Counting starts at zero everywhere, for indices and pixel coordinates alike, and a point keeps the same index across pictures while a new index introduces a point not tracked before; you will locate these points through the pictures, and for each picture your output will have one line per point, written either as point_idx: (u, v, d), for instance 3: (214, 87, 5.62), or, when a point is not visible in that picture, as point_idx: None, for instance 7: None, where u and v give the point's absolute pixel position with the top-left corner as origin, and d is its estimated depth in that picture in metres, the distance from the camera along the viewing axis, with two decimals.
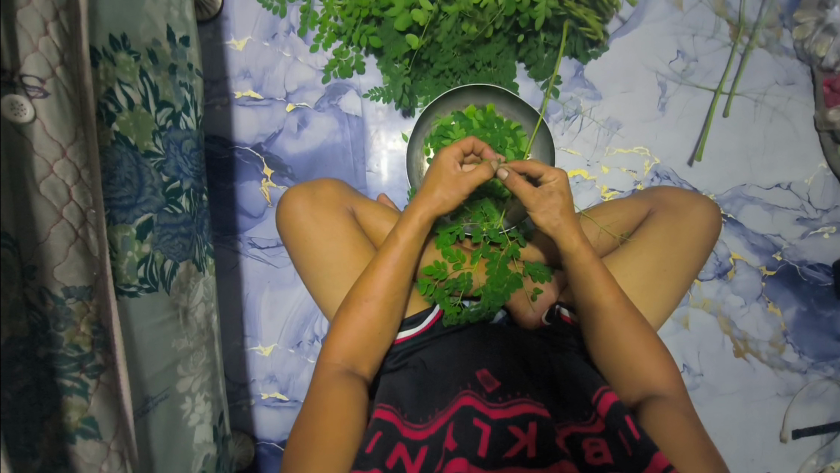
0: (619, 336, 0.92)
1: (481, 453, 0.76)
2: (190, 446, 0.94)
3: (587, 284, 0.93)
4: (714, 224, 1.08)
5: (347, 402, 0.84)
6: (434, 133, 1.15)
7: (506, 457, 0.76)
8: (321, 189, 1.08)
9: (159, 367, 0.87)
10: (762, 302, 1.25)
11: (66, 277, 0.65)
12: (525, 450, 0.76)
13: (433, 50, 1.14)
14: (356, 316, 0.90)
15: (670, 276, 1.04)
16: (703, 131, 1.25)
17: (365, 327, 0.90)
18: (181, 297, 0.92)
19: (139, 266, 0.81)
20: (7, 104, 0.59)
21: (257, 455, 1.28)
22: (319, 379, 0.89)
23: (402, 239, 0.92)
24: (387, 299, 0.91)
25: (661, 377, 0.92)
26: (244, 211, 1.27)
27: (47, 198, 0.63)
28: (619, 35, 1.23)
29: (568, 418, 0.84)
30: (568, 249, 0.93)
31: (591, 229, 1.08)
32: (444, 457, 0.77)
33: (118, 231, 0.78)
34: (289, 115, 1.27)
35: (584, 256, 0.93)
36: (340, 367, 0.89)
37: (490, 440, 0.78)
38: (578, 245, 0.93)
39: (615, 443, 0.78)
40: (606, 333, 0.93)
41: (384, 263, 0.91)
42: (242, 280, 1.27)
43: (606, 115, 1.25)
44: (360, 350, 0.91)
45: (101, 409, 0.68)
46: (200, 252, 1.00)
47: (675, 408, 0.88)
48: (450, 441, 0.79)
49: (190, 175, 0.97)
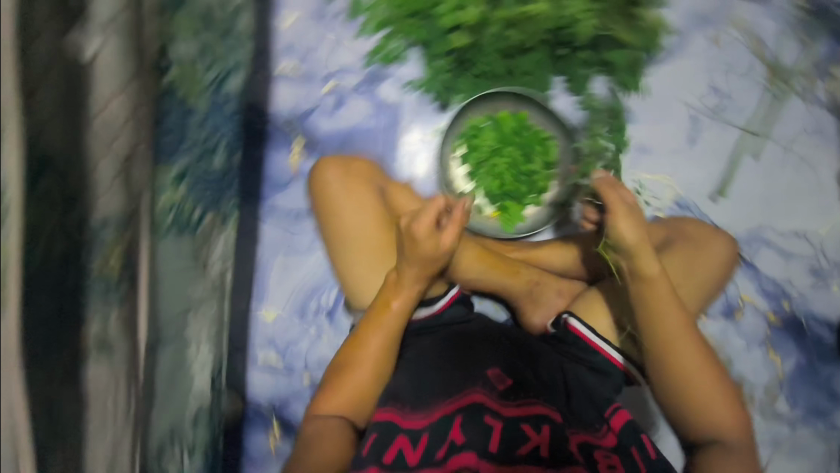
0: (675, 354, 1.00)
1: (489, 448, 0.90)
2: (190, 392, 0.96)
3: (652, 287, 0.99)
4: (727, 263, 1.15)
5: (338, 452, 0.96)
6: (464, 133, 1.25)
7: (518, 455, 0.89)
8: (353, 164, 1.21)
9: (174, 311, 0.90)
10: (764, 348, 1.26)
11: (105, 204, 0.68)
12: (537, 449, 0.90)
13: (475, 51, 1.18)
14: (355, 372, 1.02)
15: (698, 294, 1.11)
16: (727, 169, 1.27)
17: (362, 388, 1.01)
18: (201, 248, 0.96)
19: (170, 210, 0.85)
20: (77, 36, 0.64)
21: (243, 416, 1.31)
22: (311, 429, 1.03)
23: (392, 308, 1.04)
24: (383, 357, 1.02)
25: (717, 403, 1.02)
26: (269, 180, 1.31)
27: (102, 128, 0.67)
28: (659, 62, 1.25)
29: (577, 422, 0.95)
30: (642, 269, 0.98)
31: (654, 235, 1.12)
32: (452, 449, 0.90)
33: (160, 173, 0.82)
34: (327, 94, 1.31)
35: (647, 266, 0.98)
36: (338, 420, 1.01)
37: (501, 435, 0.91)
38: (648, 257, 0.98)
39: (622, 452, 0.93)
40: (658, 342, 1.00)
41: (370, 333, 1.03)
42: (258, 245, 1.31)
43: (636, 139, 1.26)
44: (355, 405, 1.01)
45: (116, 333, 0.71)
46: (228, 207, 1.07)
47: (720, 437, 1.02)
48: (457, 434, 0.92)
49: (229, 134, 1.05)
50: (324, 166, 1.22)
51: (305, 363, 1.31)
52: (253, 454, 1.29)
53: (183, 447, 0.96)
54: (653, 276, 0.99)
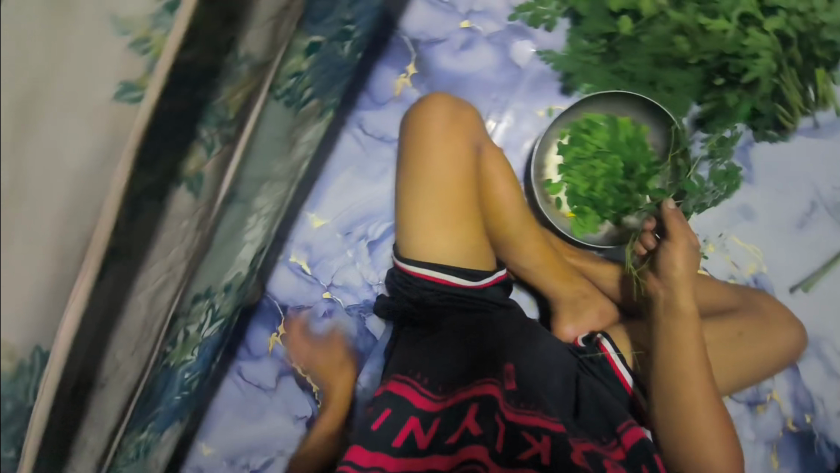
0: (687, 391, 0.95)
1: (498, 448, 0.90)
2: (234, 257, 0.96)
3: (680, 330, 0.98)
4: (793, 346, 1.12)
5: (327, 446, 1.21)
6: (578, 125, 1.18)
7: (520, 458, 0.88)
8: (463, 113, 1.12)
9: (255, 175, 0.88)
10: (768, 449, 1.21)
11: (251, 43, 0.65)
12: (539, 456, 0.88)
13: (631, 46, 1.11)
14: (336, 384, 1.27)
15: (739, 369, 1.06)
16: (820, 267, 1.19)
17: (328, 429, 1.23)
18: (298, 127, 0.93)
19: (293, 76, 0.82)
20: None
21: (257, 304, 1.31)
22: (305, 445, 1.24)
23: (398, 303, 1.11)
24: (345, 401, 1.25)
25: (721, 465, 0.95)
26: (370, 93, 1.27)
27: None
28: (804, 134, 1.18)
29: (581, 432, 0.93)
30: (679, 303, 1.00)
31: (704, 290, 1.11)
32: (463, 437, 0.93)
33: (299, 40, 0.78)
34: (460, 31, 1.25)
35: (684, 307, 0.99)
36: (323, 432, 1.23)
37: (511, 438, 0.91)
38: (686, 296, 1.00)
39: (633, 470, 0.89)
40: (676, 385, 0.96)
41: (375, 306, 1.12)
42: (333, 151, 1.28)
43: (743, 200, 1.20)
44: (340, 409, 1.25)
45: (209, 171, 0.70)
46: (329, 101, 1.02)
47: None
48: (470, 425, 0.93)
49: (362, 28, 1.03)
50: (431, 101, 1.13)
51: (331, 280, 1.32)
52: (252, 344, 1.31)
53: (207, 308, 0.95)
54: (688, 315, 0.99)
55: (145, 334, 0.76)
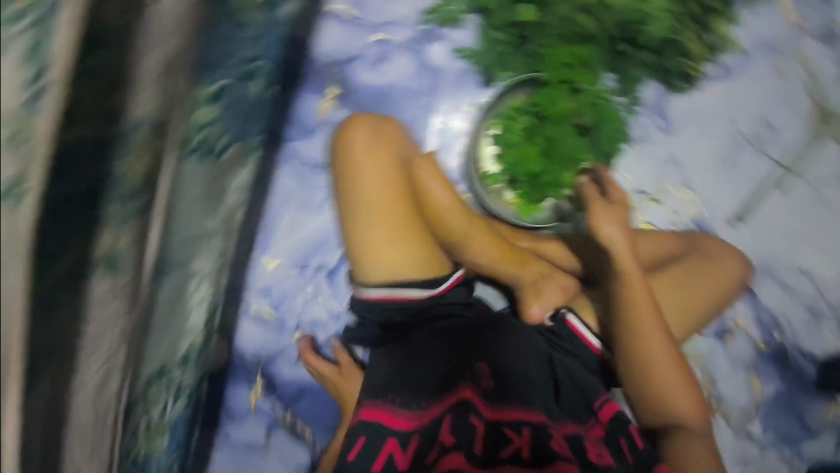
0: (647, 347, 0.99)
1: (479, 449, 0.90)
2: (184, 325, 0.90)
3: (631, 293, 0.99)
4: (735, 275, 1.18)
5: None
6: (504, 113, 1.21)
7: (502, 456, 0.88)
8: (386, 125, 1.12)
9: (187, 235, 0.83)
10: (748, 372, 1.27)
11: (142, 104, 0.63)
12: (521, 452, 0.89)
13: (537, 29, 1.12)
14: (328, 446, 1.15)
15: (692, 315, 1.12)
16: (753, 200, 1.26)
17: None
18: (223, 177, 0.89)
19: (202, 127, 0.78)
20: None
21: (228, 362, 1.25)
22: None
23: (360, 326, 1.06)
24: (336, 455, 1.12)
25: (689, 412, 1.01)
26: (298, 123, 1.24)
27: (161, 16, 0.63)
28: (714, 80, 1.25)
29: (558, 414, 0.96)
30: (624, 267, 1.01)
31: (645, 246, 1.16)
32: (440, 448, 0.90)
33: (201, 88, 0.76)
34: (373, 45, 1.24)
35: (629, 268, 1.01)
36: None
37: (493, 439, 0.90)
38: (626, 257, 1.02)
39: (614, 445, 0.96)
40: (639, 347, 0.99)
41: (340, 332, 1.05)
42: (273, 189, 1.24)
43: (671, 152, 1.26)
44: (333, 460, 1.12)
45: (125, 246, 0.65)
46: (253, 142, 0.98)
47: (700, 445, 1.00)
48: (447, 434, 0.91)
49: (271, 63, 0.98)
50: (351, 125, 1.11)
51: (298, 320, 1.27)
52: (234, 407, 1.24)
53: (166, 387, 0.89)
54: (633, 275, 1.01)
55: (96, 435, 0.68)
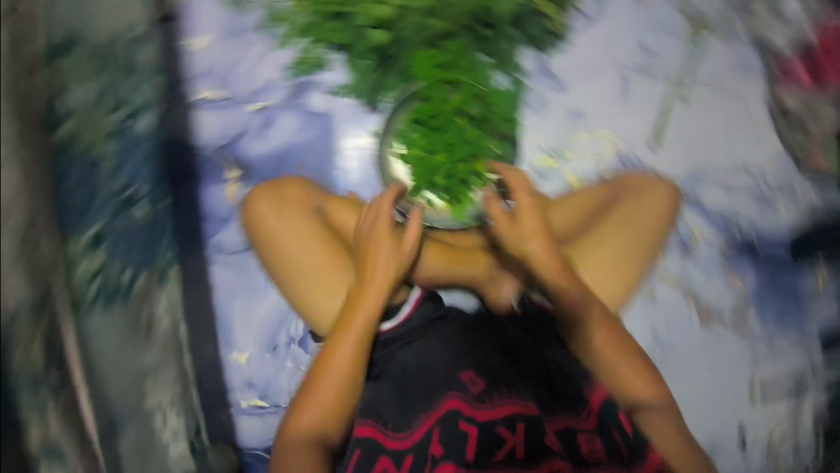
0: (590, 335, 1.15)
1: (471, 457, 1.04)
2: (165, 462, 0.90)
3: (532, 257, 1.15)
4: (658, 214, 1.22)
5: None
6: (401, 130, 1.22)
7: (495, 460, 1.04)
8: (286, 188, 1.19)
9: (125, 382, 0.84)
10: (724, 274, 1.20)
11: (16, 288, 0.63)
12: (514, 451, 1.05)
13: (401, 45, 1.21)
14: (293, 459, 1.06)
15: (630, 257, 1.20)
16: (664, 120, 1.26)
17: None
18: (143, 308, 0.90)
19: (93, 277, 0.82)
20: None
21: (240, 464, 1.14)
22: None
23: (355, 325, 1.09)
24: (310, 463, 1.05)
25: (648, 391, 1.14)
26: (209, 217, 1.19)
27: None
28: (582, 27, 1.26)
29: (529, 395, 1.10)
30: (524, 231, 1.16)
31: (560, 213, 1.22)
32: (432, 463, 1.03)
33: (71, 246, 0.78)
34: (254, 115, 1.22)
35: (536, 238, 1.16)
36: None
37: (478, 442, 1.05)
38: (531, 220, 1.17)
39: (608, 435, 1.10)
40: (568, 317, 1.16)
41: (355, 321, 1.09)
42: (212, 288, 1.17)
43: (570, 105, 1.25)
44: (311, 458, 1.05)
45: (59, 429, 0.67)
46: (164, 260, 0.97)
47: (661, 414, 1.13)
48: (438, 448, 1.04)
49: (149, 180, 0.97)
50: (261, 197, 1.20)
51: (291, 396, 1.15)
52: None
53: None
54: (533, 230, 1.16)
55: None
